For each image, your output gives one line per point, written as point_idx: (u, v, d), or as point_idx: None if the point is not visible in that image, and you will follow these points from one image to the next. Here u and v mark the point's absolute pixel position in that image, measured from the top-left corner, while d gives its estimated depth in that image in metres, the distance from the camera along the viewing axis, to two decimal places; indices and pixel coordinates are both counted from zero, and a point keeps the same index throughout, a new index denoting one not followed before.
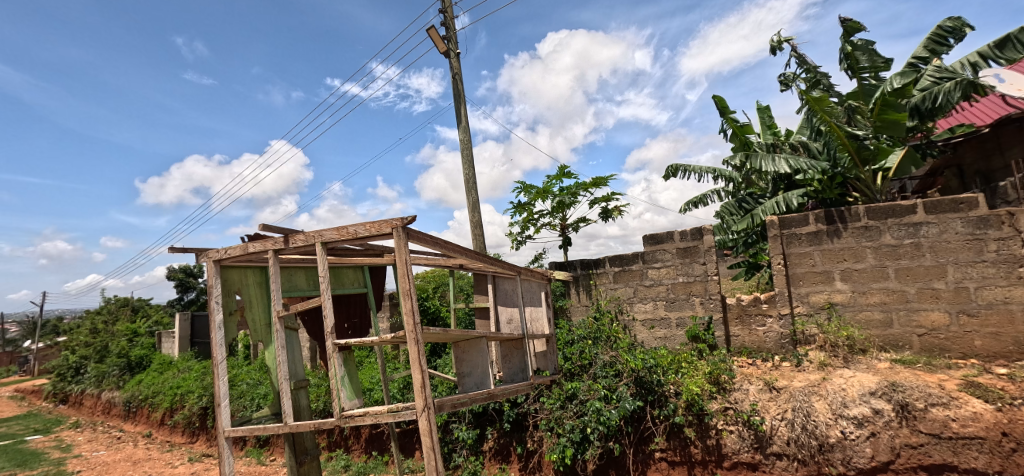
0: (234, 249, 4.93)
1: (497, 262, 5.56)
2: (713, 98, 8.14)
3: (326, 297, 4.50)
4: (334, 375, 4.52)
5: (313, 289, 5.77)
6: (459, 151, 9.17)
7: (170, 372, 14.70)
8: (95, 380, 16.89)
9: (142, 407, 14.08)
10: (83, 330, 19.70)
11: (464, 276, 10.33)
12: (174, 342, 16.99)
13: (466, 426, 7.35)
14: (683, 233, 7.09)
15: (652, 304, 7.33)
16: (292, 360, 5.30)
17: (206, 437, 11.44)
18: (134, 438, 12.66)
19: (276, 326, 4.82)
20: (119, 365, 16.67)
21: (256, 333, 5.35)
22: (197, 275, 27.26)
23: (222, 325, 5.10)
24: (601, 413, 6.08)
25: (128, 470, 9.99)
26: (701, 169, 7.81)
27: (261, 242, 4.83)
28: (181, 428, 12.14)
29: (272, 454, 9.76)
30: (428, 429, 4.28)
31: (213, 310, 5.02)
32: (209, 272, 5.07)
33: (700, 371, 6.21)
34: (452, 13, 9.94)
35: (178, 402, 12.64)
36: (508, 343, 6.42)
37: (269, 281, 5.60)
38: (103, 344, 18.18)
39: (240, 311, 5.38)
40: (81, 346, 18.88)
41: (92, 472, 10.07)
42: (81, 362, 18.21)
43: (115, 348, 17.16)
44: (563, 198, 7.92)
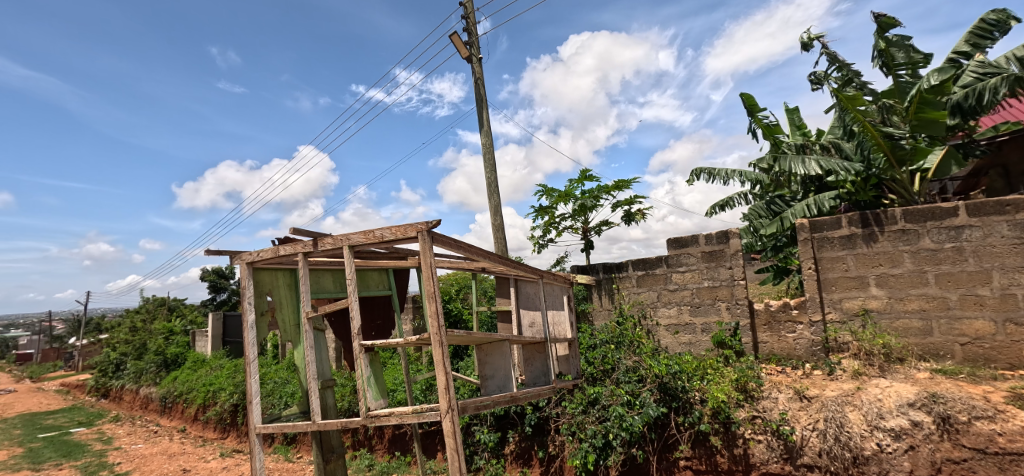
0: (265, 252, 4.99)
1: (520, 265, 5.50)
2: (742, 97, 7.95)
3: (353, 299, 4.53)
4: (361, 375, 4.57)
5: (340, 290, 5.80)
6: (482, 155, 9.15)
7: (203, 370, 15.02)
8: (134, 376, 17.41)
9: (177, 402, 14.43)
10: (123, 327, 20.36)
11: (487, 279, 10.31)
12: (207, 341, 17.38)
13: (487, 428, 7.30)
14: (708, 237, 6.93)
15: (677, 309, 7.17)
16: (321, 359, 5.33)
17: (237, 433, 11.60)
18: (170, 432, 12.97)
19: (306, 326, 4.86)
20: (156, 362, 17.12)
21: (286, 333, 5.40)
22: (230, 275, 27.89)
23: (255, 325, 5.16)
24: (625, 419, 5.97)
25: (164, 464, 10.23)
26: (727, 171, 7.63)
27: (291, 245, 4.88)
28: (213, 424, 12.37)
29: (299, 451, 9.85)
30: (452, 430, 4.26)
31: (247, 310, 5.10)
32: (241, 273, 5.13)
33: (727, 377, 6.05)
34: (474, 19, 9.94)
35: (210, 398, 12.89)
36: (530, 347, 6.36)
37: (299, 283, 5.65)
38: (141, 341, 18.73)
39: (271, 311, 5.42)
40: (121, 343, 19.49)
41: (130, 464, 10.36)
42: (121, 358, 18.79)
43: (153, 345, 17.66)
44: (586, 201, 7.82)
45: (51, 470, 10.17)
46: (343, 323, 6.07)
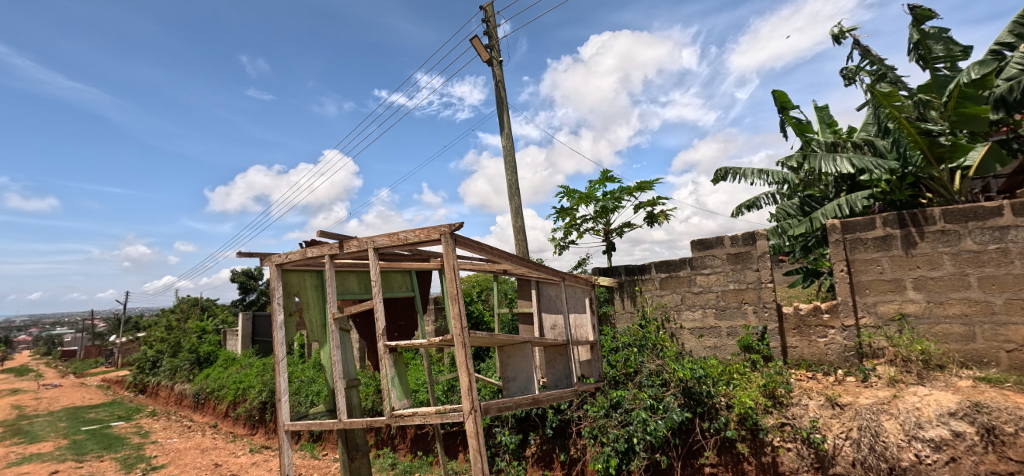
0: (293, 254, 5.02)
1: (542, 267, 5.43)
2: (773, 94, 7.77)
3: (378, 301, 4.53)
4: (385, 375, 4.56)
5: (365, 292, 5.79)
6: (503, 157, 9.10)
7: (233, 368, 15.29)
8: (168, 373, 17.85)
9: (208, 399, 14.71)
10: (159, 326, 20.93)
11: (508, 280, 10.25)
12: (237, 340, 17.69)
13: (509, 430, 7.24)
14: (734, 239, 6.76)
15: (701, 312, 7.01)
16: (346, 359, 5.34)
17: (265, 430, 11.74)
18: (202, 427, 13.24)
19: (333, 327, 4.87)
20: (189, 360, 17.50)
21: (313, 333, 5.43)
22: (259, 276, 28.41)
23: (284, 325, 5.19)
24: (648, 423, 5.84)
25: (196, 458, 10.44)
26: (753, 171, 7.43)
27: (318, 247, 4.91)
28: (243, 421, 12.57)
29: (324, 449, 9.90)
30: (475, 432, 4.22)
31: (276, 310, 5.13)
32: (270, 274, 5.17)
33: (754, 383, 5.90)
34: (495, 21, 9.91)
35: (240, 395, 13.10)
36: (552, 349, 6.29)
37: (326, 284, 5.67)
38: (176, 339, 19.20)
39: (298, 312, 5.45)
40: (157, 341, 20.01)
41: (165, 458, 10.60)
42: (157, 356, 19.31)
43: (187, 343, 18.07)
44: (607, 203, 7.71)
45: (92, 462, 10.49)
46: (365, 325, 6.08)
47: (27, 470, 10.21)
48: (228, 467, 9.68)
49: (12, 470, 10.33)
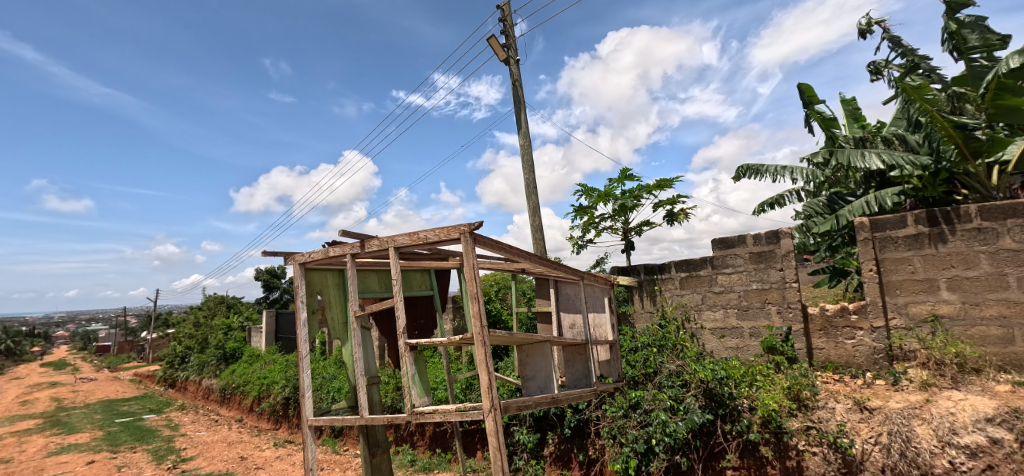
0: (316, 253, 5.04)
1: (560, 266, 5.36)
2: (799, 88, 7.58)
3: (399, 299, 4.52)
4: (406, 373, 4.55)
5: (386, 290, 5.78)
6: (521, 156, 9.03)
7: (258, 364, 15.50)
8: (196, 369, 18.21)
9: (234, 394, 14.96)
10: (187, 323, 21.37)
11: (526, 279, 10.19)
12: (262, 337, 17.94)
13: (526, 429, 7.18)
14: (757, 237, 6.61)
15: (723, 312, 6.87)
16: (368, 356, 5.36)
17: (288, 425, 11.87)
18: (229, 421, 13.46)
19: (355, 325, 4.88)
20: (216, 355, 17.82)
21: (335, 331, 5.44)
22: (281, 275, 28.81)
23: (307, 323, 5.21)
24: (667, 425, 5.73)
25: (224, 451, 10.61)
26: (777, 168, 7.26)
27: (340, 246, 4.91)
28: (267, 416, 12.73)
29: (345, 444, 9.97)
30: (494, 429, 4.18)
31: (299, 308, 5.16)
32: (294, 273, 5.19)
33: (778, 385, 5.77)
34: (512, 21, 9.85)
35: (264, 391, 13.28)
36: (571, 349, 6.22)
37: (347, 283, 5.68)
38: (203, 336, 19.58)
39: (321, 310, 5.47)
40: (186, 337, 20.46)
41: (194, 450, 10.81)
42: (186, 351, 19.73)
43: (214, 340, 18.40)
44: (626, 201, 7.60)
45: (126, 453, 10.76)
46: (385, 324, 6.09)
47: (65, 460, 10.50)
48: (253, 460, 9.80)
49: (51, 459, 10.64)
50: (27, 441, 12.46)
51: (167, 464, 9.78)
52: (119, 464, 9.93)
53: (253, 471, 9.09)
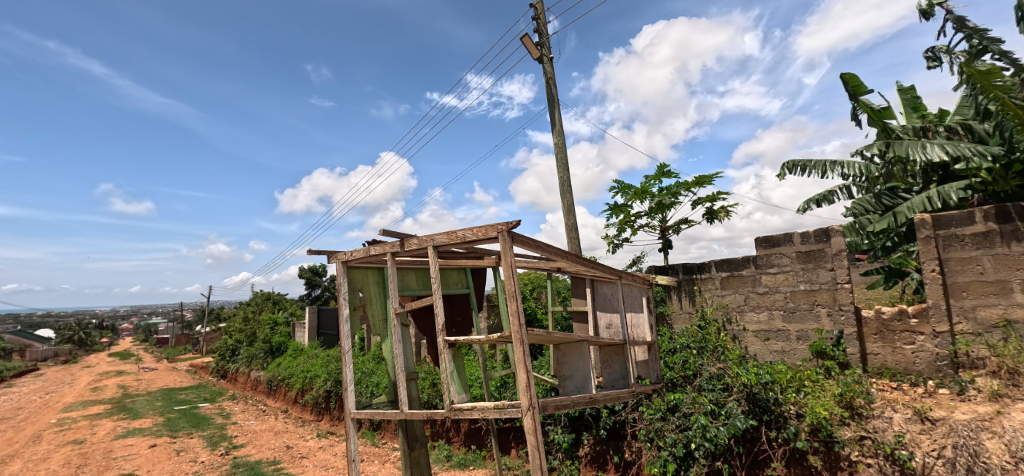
0: (356, 252, 5.04)
1: (598, 265, 5.21)
2: (842, 79, 7.16)
3: (437, 297, 4.48)
4: (445, 369, 4.50)
5: (424, 288, 5.73)
6: (555, 155, 8.88)
7: (302, 358, 15.84)
8: (246, 361, 18.83)
9: (280, 385, 15.33)
10: (237, 318, 22.12)
11: (560, 278, 10.04)
12: (305, 332, 18.30)
13: (561, 429, 7.04)
14: (805, 236, 6.29)
15: (767, 314, 6.57)
16: (407, 353, 5.33)
17: (330, 417, 12.05)
18: (275, 412, 13.81)
19: (394, 321, 4.87)
20: (263, 348, 18.34)
21: (375, 327, 5.44)
22: (323, 273, 29.50)
23: (349, 319, 5.23)
24: (708, 430, 5.50)
25: (271, 439, 10.87)
26: (825, 162, 6.89)
27: (379, 245, 4.89)
28: (311, 407, 12.97)
29: (384, 437, 10.04)
30: (533, 428, 4.08)
31: (342, 305, 5.18)
32: (336, 271, 5.24)
33: (829, 392, 5.46)
34: (545, 19, 9.70)
35: (307, 383, 13.54)
36: (608, 349, 6.05)
37: (388, 281, 5.68)
38: (252, 330, 20.19)
39: (361, 307, 5.47)
40: (236, 331, 21.20)
41: (245, 437, 11.11)
42: (236, 344, 20.42)
43: (261, 334, 18.94)
44: (663, 199, 7.35)
45: (184, 438, 11.16)
46: (422, 322, 6.07)
47: (131, 443, 10.97)
48: (298, 449, 9.99)
49: (118, 441, 11.15)
50: (97, 424, 13.11)
51: (220, 450, 10.09)
52: (178, 449, 10.30)
53: (298, 460, 9.26)
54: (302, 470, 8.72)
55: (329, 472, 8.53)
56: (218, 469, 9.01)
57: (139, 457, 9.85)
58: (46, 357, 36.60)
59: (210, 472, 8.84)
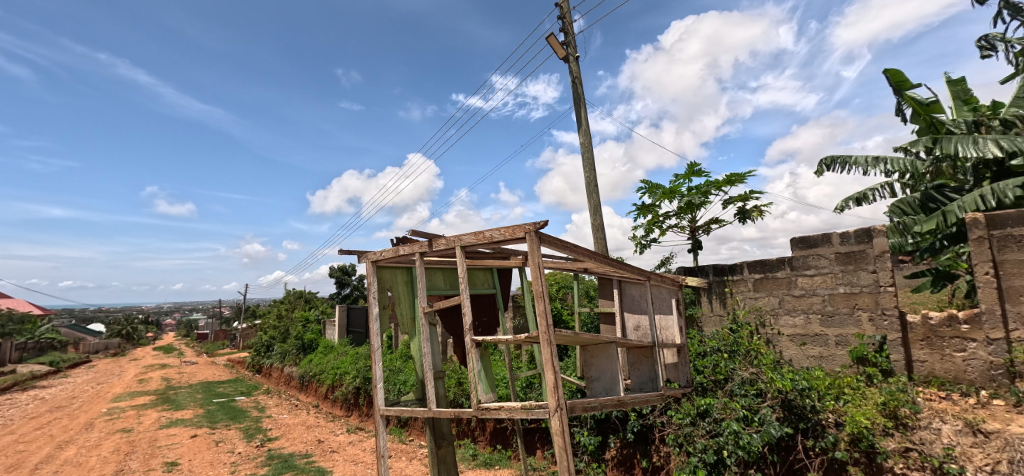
0: (386, 251, 5.00)
1: (626, 265, 5.06)
2: (886, 74, 6.82)
3: (465, 297, 4.41)
4: (472, 369, 4.43)
5: (451, 288, 5.67)
6: (582, 154, 8.72)
7: (332, 354, 16.03)
8: (279, 357, 19.17)
9: (312, 381, 15.55)
10: (271, 315, 22.58)
11: (587, 279, 9.89)
12: (335, 329, 18.52)
13: (587, 431, 6.88)
14: (845, 236, 6.02)
15: (804, 318, 6.29)
16: (435, 352, 5.29)
17: (359, 413, 12.13)
18: (307, 407, 14.00)
19: (423, 321, 4.80)
20: (296, 345, 18.65)
21: (404, 326, 5.40)
22: (353, 272, 29.85)
23: (379, 317, 5.20)
24: (740, 436, 5.28)
25: (304, 433, 11.00)
26: (867, 159, 6.57)
27: (408, 245, 4.85)
28: (341, 403, 13.09)
29: (411, 434, 10.03)
30: (560, 430, 3.98)
31: (372, 303, 5.15)
32: (365, 270, 5.20)
33: (871, 400, 5.20)
34: (571, 18, 9.55)
35: (338, 380, 13.65)
36: (636, 351, 5.88)
37: (416, 280, 5.62)
38: (285, 327, 20.57)
39: (390, 306, 5.44)
40: (270, 328, 21.62)
41: (279, 430, 11.27)
42: (270, 341, 20.84)
43: (294, 331, 19.27)
44: (693, 198, 7.13)
45: (222, 429, 11.40)
46: (448, 322, 6.01)
47: (173, 433, 11.27)
48: (329, 444, 10.07)
49: (162, 431, 11.45)
50: (143, 414, 13.50)
51: (256, 442, 10.25)
52: (217, 440, 10.51)
53: (329, 454, 9.33)
54: (332, 464, 8.77)
55: (358, 467, 8.56)
56: (253, 460, 9.13)
57: (181, 447, 10.08)
58: (96, 349, 38.06)
59: (245, 463, 8.96)
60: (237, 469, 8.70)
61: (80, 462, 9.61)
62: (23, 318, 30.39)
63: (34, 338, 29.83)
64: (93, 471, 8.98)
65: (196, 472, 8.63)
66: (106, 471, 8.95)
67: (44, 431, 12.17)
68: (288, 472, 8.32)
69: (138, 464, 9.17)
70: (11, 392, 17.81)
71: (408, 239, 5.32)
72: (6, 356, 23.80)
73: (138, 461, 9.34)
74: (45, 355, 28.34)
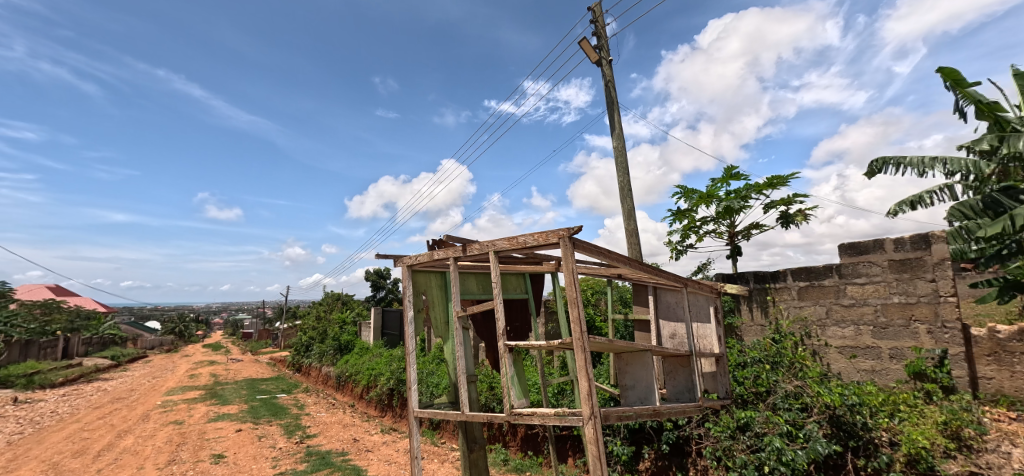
0: (421, 255, 4.91)
1: (662, 272, 4.85)
2: (939, 73, 6.34)
3: (498, 302, 4.29)
4: (505, 373, 4.30)
5: (485, 293, 5.54)
6: (616, 158, 8.50)
7: (368, 356, 16.15)
8: (318, 357, 19.51)
9: (348, 381, 15.71)
10: (310, 316, 23.02)
11: (621, 285, 9.62)
12: (370, 331, 18.67)
13: (620, 441, 6.52)
14: (899, 242, 5.65)
15: (854, 329, 5.91)
16: (469, 356, 5.16)
17: (393, 414, 12.14)
18: (343, 406, 14.14)
19: (457, 325, 4.69)
20: (333, 346, 18.90)
21: (438, 330, 5.29)
22: (388, 275, 30.15)
23: (413, 321, 5.11)
24: (783, 452, 4.96)
25: (340, 431, 11.07)
26: (924, 160, 6.16)
27: (442, 250, 4.75)
28: (375, 403, 13.14)
29: (443, 437, 9.94)
30: (594, 438, 3.80)
31: (407, 306, 5.07)
32: (401, 274, 5.12)
33: (931, 419, 4.85)
34: (604, 21, 9.36)
35: (373, 380, 13.73)
36: (672, 359, 5.63)
37: (450, 285, 5.53)
38: (323, 328, 20.89)
39: (424, 310, 5.34)
40: (310, 328, 22.03)
41: (317, 428, 11.39)
42: (309, 341, 21.25)
43: (331, 332, 19.55)
44: (731, 203, 6.81)
45: (265, 425, 11.61)
46: (481, 327, 5.90)
47: (220, 426, 11.54)
48: (364, 443, 10.09)
49: (210, 424, 11.73)
50: (193, 407, 13.89)
51: (296, 438, 10.36)
52: (260, 435, 10.68)
53: (364, 453, 9.33)
54: (366, 463, 8.75)
55: (392, 467, 8.53)
56: (293, 456, 9.21)
57: (227, 440, 10.29)
58: (152, 346, 39.64)
59: (286, 459, 9.05)
60: (278, 464, 8.79)
61: (137, 450, 9.90)
62: (86, 315, 31.99)
63: (97, 333, 31.29)
64: (148, 460, 9.22)
65: (241, 465, 8.76)
66: (159, 460, 9.18)
67: (105, 420, 12.64)
68: (325, 470, 8.35)
69: (188, 455, 9.38)
70: (74, 383, 18.70)
71: (442, 241, 5.22)
72: (74, 349, 24.99)
73: (189, 452, 9.57)
74: (107, 349, 29.70)
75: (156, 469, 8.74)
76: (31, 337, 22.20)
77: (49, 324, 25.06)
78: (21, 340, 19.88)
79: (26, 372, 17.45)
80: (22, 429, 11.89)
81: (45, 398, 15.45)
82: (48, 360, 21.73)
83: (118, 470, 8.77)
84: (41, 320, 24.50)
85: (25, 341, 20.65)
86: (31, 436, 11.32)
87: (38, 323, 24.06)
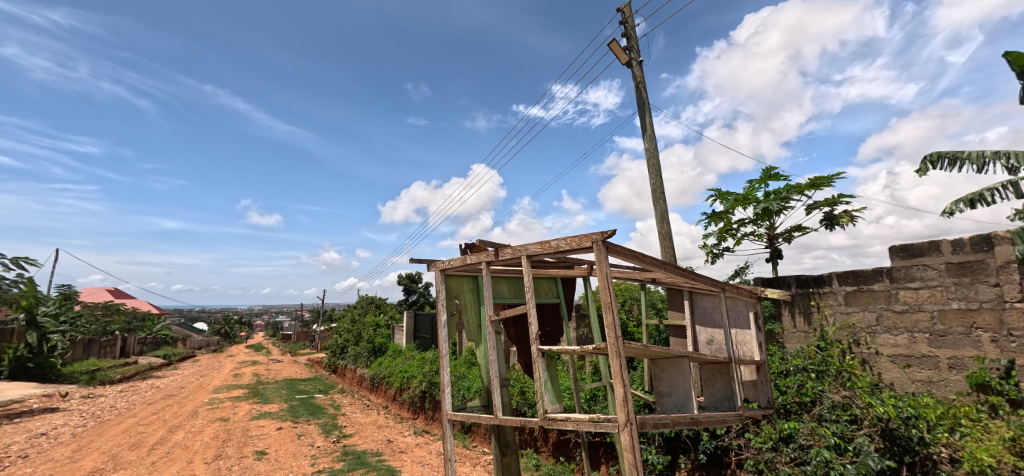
0: (454, 260, 4.83)
1: (697, 276, 4.64)
2: (1006, 58, 5.89)
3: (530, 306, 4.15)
4: (538, 378, 4.15)
5: (517, 297, 5.38)
6: (648, 160, 8.27)
7: (401, 358, 16.24)
8: (353, 359, 19.75)
9: (381, 383, 15.82)
10: (346, 319, 23.34)
11: (654, 290, 9.34)
12: (403, 334, 18.75)
13: (655, 449, 6.25)
14: (957, 244, 5.28)
15: (908, 337, 5.54)
16: (501, 360, 5.03)
17: (425, 416, 12.12)
18: (377, 407, 14.24)
19: (489, 329, 4.57)
20: (367, 348, 19.08)
21: (470, 333, 5.18)
22: (420, 279, 30.32)
23: (447, 324, 5.03)
24: (832, 466, 4.66)
25: (375, 432, 11.13)
26: (986, 154, 5.72)
27: (473, 254, 4.67)
28: (408, 405, 13.16)
29: (474, 440, 9.86)
30: (630, 446, 3.63)
31: (441, 310, 4.99)
32: (434, 278, 5.05)
33: (1000, 435, 4.49)
34: (633, 22, 9.16)
35: (405, 383, 13.79)
36: (710, 366, 5.37)
37: (482, 288, 5.43)
38: (357, 330, 21.11)
39: (458, 313, 5.24)
40: (345, 331, 22.33)
41: (353, 428, 11.46)
42: (345, 343, 21.55)
43: (365, 334, 19.74)
44: (770, 205, 6.51)
45: (304, 424, 11.76)
46: (513, 330, 5.78)
47: (262, 424, 11.73)
48: (398, 444, 10.09)
49: (253, 422, 11.96)
50: (237, 405, 14.20)
51: (333, 438, 10.44)
52: (299, 433, 10.81)
53: (398, 454, 9.32)
54: (400, 464, 8.74)
55: (425, 468, 8.49)
56: (331, 455, 9.28)
57: (269, 438, 10.45)
58: (200, 346, 41.19)
59: (324, 457, 9.12)
60: (317, 461, 8.86)
61: (186, 445, 10.14)
62: (142, 315, 33.57)
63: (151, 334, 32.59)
64: (196, 454, 9.44)
65: (282, 462, 8.86)
66: (207, 454, 9.37)
67: (158, 416, 13.05)
68: (360, 469, 8.33)
69: (233, 451, 9.54)
70: (128, 380, 19.48)
71: (472, 244, 5.12)
72: (131, 348, 26.08)
73: (233, 448, 9.75)
74: (161, 348, 30.98)
75: (203, 463, 8.92)
76: (93, 336, 23.32)
77: (109, 325, 26.31)
78: (84, 338, 20.84)
79: (87, 369, 18.30)
80: (84, 421, 12.39)
81: (104, 393, 16.13)
82: (107, 358, 22.74)
83: (169, 463, 8.99)
84: (101, 320, 25.73)
85: (87, 340, 21.65)
86: (92, 428, 11.78)
87: (100, 323, 25.31)
